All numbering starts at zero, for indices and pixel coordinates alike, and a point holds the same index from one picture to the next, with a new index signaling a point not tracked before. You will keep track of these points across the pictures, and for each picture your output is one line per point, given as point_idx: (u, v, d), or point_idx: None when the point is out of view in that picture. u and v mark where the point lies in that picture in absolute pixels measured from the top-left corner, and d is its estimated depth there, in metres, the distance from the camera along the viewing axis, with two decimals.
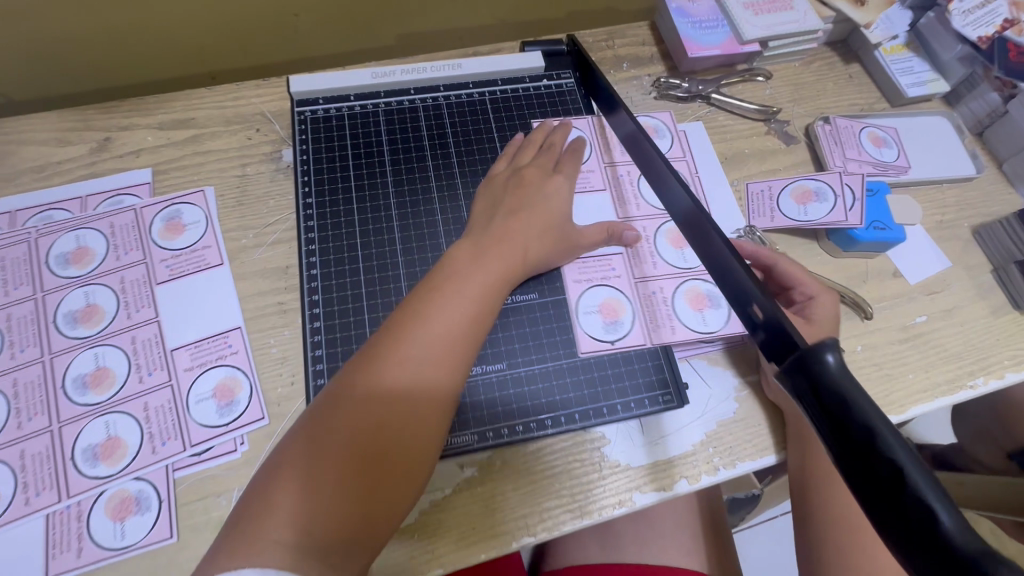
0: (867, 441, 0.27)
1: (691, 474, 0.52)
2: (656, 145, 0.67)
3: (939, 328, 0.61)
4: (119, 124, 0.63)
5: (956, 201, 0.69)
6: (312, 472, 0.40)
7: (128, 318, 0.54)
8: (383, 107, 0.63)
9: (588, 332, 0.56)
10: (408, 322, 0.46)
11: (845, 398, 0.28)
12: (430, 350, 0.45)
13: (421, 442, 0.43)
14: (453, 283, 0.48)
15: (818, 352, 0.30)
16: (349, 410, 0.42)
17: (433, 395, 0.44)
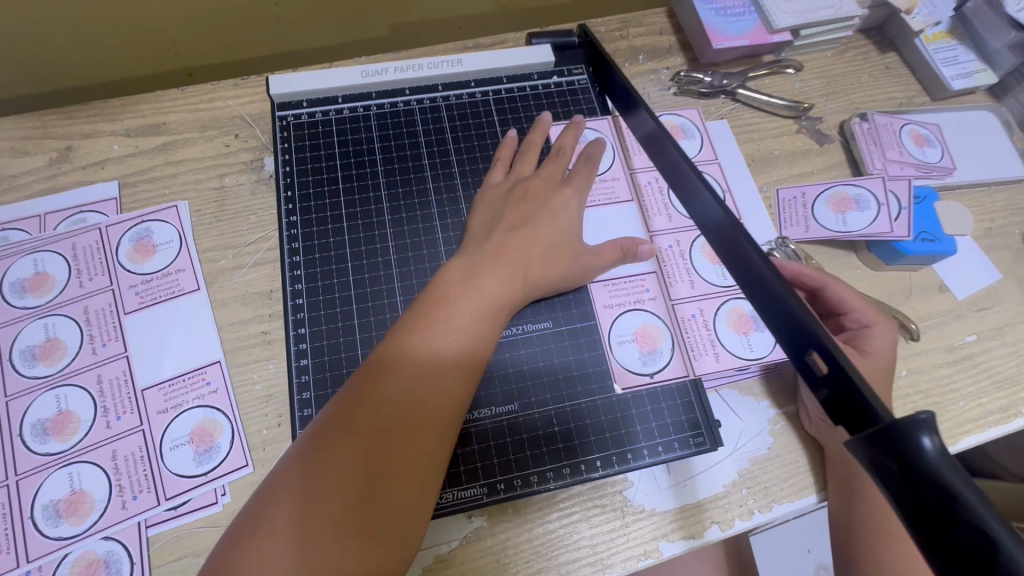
0: (984, 555, 0.22)
1: (723, 519, 0.47)
2: (683, 147, 0.61)
3: (990, 349, 0.56)
4: (81, 131, 0.57)
5: (1005, 205, 0.63)
6: (301, 526, 0.35)
7: (93, 353, 0.48)
8: (375, 109, 0.57)
9: (622, 363, 0.50)
10: (391, 357, 0.40)
11: (950, 494, 0.23)
12: (426, 380, 0.40)
13: (415, 493, 0.38)
14: (442, 308, 0.42)
15: (910, 432, 0.24)
16: (329, 463, 0.37)
17: (424, 438, 0.39)
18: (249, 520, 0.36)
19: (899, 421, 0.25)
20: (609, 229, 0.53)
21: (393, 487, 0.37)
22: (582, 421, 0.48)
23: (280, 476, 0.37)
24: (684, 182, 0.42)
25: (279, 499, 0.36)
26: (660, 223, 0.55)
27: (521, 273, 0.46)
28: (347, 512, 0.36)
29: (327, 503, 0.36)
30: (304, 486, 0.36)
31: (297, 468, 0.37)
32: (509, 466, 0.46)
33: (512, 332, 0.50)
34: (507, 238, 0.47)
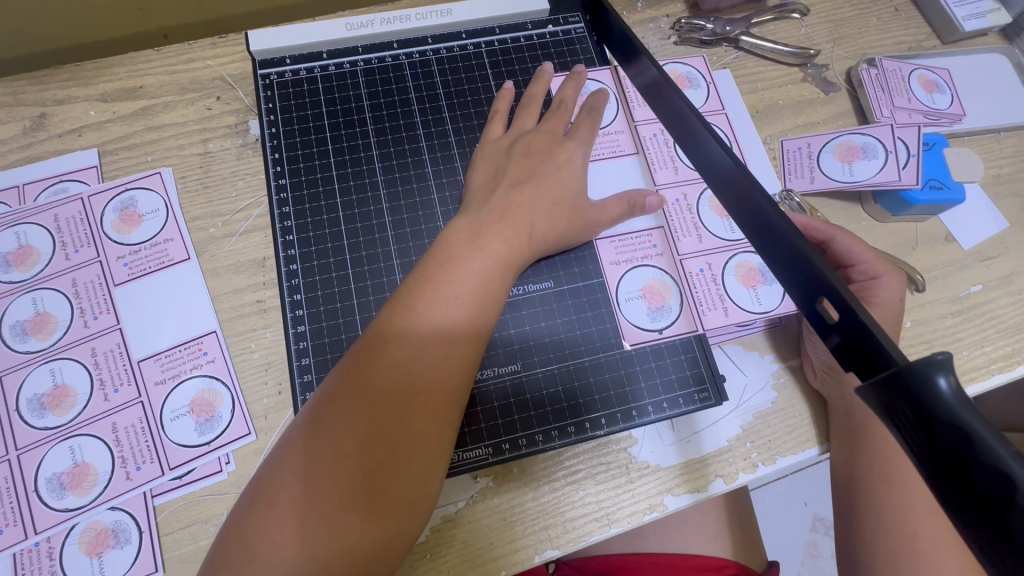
0: (1004, 496, 0.21)
1: (728, 473, 0.47)
2: (688, 96, 0.58)
3: (995, 298, 0.55)
4: (54, 96, 0.54)
5: (1015, 151, 0.61)
6: (306, 493, 0.35)
7: (85, 326, 0.47)
8: (363, 65, 0.54)
9: (630, 321, 0.49)
10: (396, 323, 0.39)
11: (967, 435, 0.22)
12: (428, 346, 0.39)
13: (423, 462, 0.38)
14: (446, 271, 0.41)
15: (924, 374, 0.24)
16: (336, 432, 0.36)
17: (431, 407, 0.38)
18: (261, 485, 0.37)
19: (913, 364, 0.24)
20: (611, 184, 0.52)
21: (400, 456, 0.37)
22: (587, 380, 0.48)
23: (291, 443, 0.38)
24: (694, 132, 0.40)
25: (290, 466, 0.36)
26: (665, 176, 0.53)
27: (524, 230, 0.44)
28: (355, 481, 0.36)
29: (335, 471, 0.36)
30: (313, 454, 0.36)
31: (304, 432, 0.37)
32: (514, 427, 0.46)
33: (515, 292, 0.49)
34: (509, 192, 0.46)
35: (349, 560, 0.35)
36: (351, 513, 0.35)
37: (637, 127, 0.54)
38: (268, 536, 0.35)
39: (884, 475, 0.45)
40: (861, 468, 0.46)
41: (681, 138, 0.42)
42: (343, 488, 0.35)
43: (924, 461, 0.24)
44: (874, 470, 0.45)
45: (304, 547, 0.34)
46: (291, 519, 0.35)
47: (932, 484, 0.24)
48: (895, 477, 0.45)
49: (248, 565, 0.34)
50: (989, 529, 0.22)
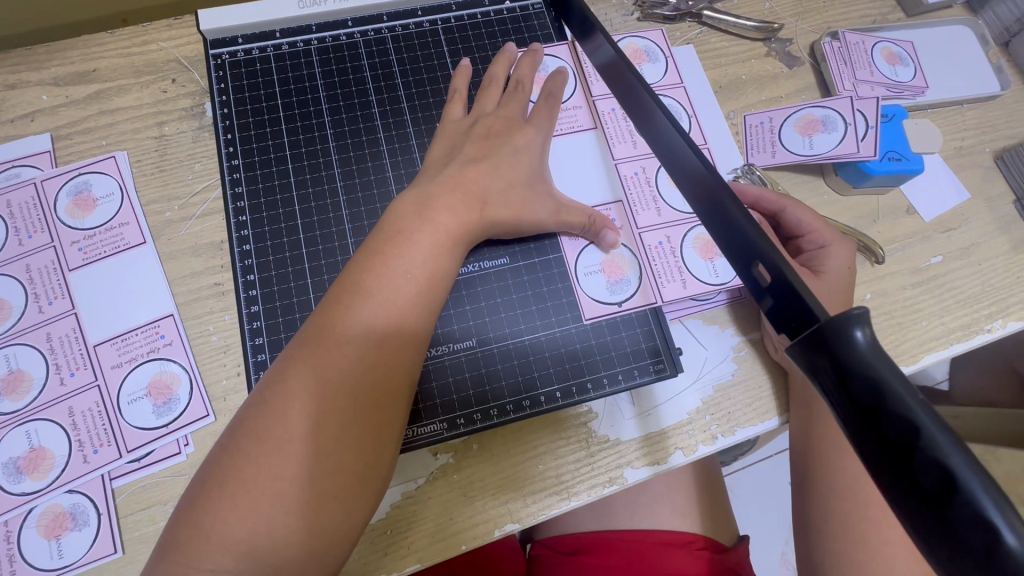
0: (909, 443, 0.22)
1: (687, 445, 0.48)
2: (646, 71, 0.58)
3: (955, 269, 0.56)
4: (5, 81, 0.53)
5: (978, 123, 0.61)
6: (250, 476, 0.35)
7: (40, 312, 0.46)
8: (316, 44, 0.53)
9: (590, 295, 0.49)
10: (347, 301, 0.39)
11: (877, 385, 0.23)
12: (377, 325, 0.39)
13: (376, 438, 0.38)
14: (395, 246, 0.41)
15: (842, 327, 0.24)
16: (288, 411, 0.36)
17: (383, 383, 0.38)
18: (211, 468, 0.36)
19: (832, 319, 0.24)
20: (568, 161, 0.52)
21: (353, 433, 0.37)
22: (541, 354, 0.48)
23: (242, 425, 0.37)
24: (639, 102, 0.39)
25: (240, 448, 0.36)
26: (623, 150, 0.53)
27: (475, 205, 0.44)
28: (308, 459, 0.36)
29: (287, 451, 0.35)
30: (264, 435, 0.36)
31: (249, 416, 0.37)
32: (469, 401, 0.46)
33: (470, 269, 0.49)
34: (460, 166, 0.45)
35: (305, 537, 0.35)
36: (305, 492, 0.35)
37: (595, 102, 0.54)
38: (220, 519, 0.34)
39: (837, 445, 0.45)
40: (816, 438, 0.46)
41: (627, 108, 0.42)
42: (295, 468, 0.35)
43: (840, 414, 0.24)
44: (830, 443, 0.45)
45: (259, 526, 0.34)
46: (241, 502, 0.35)
47: (849, 438, 0.24)
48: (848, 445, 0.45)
49: (202, 548, 0.34)
50: (898, 478, 0.22)
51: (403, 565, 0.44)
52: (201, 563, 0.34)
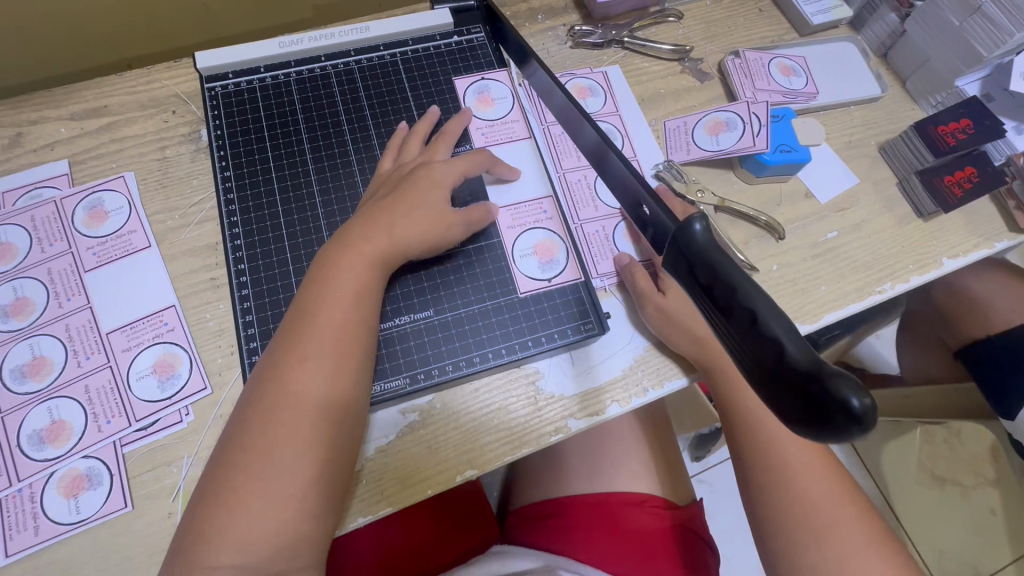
0: (730, 299, 0.28)
1: (622, 398, 0.55)
2: (588, 104, 0.69)
3: (848, 242, 0.65)
4: (29, 118, 0.62)
5: (863, 121, 0.72)
6: (236, 487, 0.43)
7: (59, 307, 0.54)
8: (295, 76, 0.63)
9: (526, 274, 0.58)
10: (300, 327, 0.47)
11: (711, 262, 0.30)
12: (326, 341, 0.47)
13: (340, 438, 0.46)
14: (334, 272, 0.49)
15: (686, 225, 0.31)
16: (266, 427, 0.44)
17: (337, 392, 0.46)
18: (208, 481, 0.44)
19: (681, 222, 0.32)
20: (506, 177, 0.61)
21: (319, 435, 0.45)
22: (489, 319, 0.56)
23: (230, 441, 0.45)
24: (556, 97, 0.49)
25: (230, 462, 0.44)
26: (571, 162, 0.65)
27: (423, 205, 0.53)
28: (289, 464, 0.43)
29: (272, 459, 0.43)
30: (251, 446, 0.44)
31: (233, 435, 0.45)
32: (427, 359, 0.54)
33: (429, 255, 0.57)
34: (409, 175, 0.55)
35: (289, 522, 0.43)
36: (286, 487, 0.43)
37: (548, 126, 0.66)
38: (221, 525, 0.42)
39: (747, 420, 0.56)
40: (761, 468, 0.54)
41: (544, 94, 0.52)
42: (275, 466, 0.43)
43: (735, 346, 0.28)
44: (733, 418, 0.57)
45: (256, 525, 0.42)
46: (232, 510, 0.42)
47: (702, 306, 0.31)
48: (766, 425, 0.55)
49: (208, 553, 0.41)
50: (724, 321, 0.29)
51: (379, 508, 0.51)
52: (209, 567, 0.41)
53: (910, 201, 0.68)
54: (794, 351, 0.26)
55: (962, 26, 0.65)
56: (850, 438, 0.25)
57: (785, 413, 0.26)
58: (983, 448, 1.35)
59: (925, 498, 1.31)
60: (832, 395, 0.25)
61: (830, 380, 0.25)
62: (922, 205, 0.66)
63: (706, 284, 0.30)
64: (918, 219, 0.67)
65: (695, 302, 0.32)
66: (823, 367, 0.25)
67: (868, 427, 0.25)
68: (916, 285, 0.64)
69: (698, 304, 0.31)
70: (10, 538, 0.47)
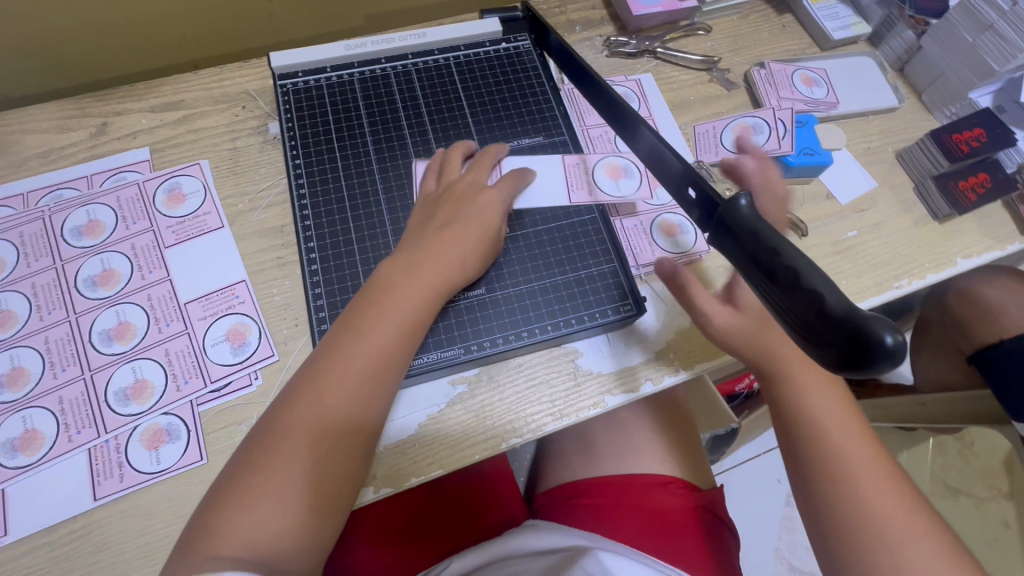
0: (773, 260, 0.33)
1: (655, 376, 0.60)
2: None
3: (867, 241, 0.69)
4: (113, 109, 0.68)
5: (881, 130, 0.76)
6: (263, 483, 0.45)
7: (143, 278, 0.59)
8: (358, 76, 0.69)
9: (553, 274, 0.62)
10: (377, 302, 0.52)
11: (755, 231, 0.34)
12: (375, 350, 0.50)
13: (369, 436, 0.50)
14: (388, 289, 0.52)
15: (732, 201, 0.36)
16: (312, 415, 0.47)
17: (376, 398, 0.50)
18: (233, 474, 0.45)
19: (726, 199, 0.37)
20: (534, 187, 0.64)
21: (349, 436, 0.48)
22: (536, 298, 0.60)
23: (264, 436, 0.47)
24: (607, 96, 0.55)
25: (257, 460, 0.46)
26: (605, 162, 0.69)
27: (465, 227, 0.56)
28: (314, 466, 0.46)
29: (311, 453, 0.46)
30: (282, 445, 0.46)
31: (265, 433, 0.47)
32: (479, 334, 0.58)
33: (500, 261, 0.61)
34: (457, 192, 0.59)
35: (302, 522, 0.45)
36: (306, 487, 0.46)
37: (589, 130, 0.72)
38: (239, 521, 0.43)
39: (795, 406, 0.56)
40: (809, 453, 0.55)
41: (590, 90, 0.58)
42: (303, 465, 0.46)
43: (777, 302, 0.33)
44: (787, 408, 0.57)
45: (268, 524, 0.44)
46: (251, 507, 0.44)
47: (747, 272, 0.35)
48: None
49: (225, 545, 0.42)
50: (768, 282, 0.33)
51: (430, 470, 0.55)
52: (213, 556, 0.41)
53: (926, 204, 0.72)
54: (833, 301, 0.30)
55: (975, 42, 0.70)
56: (881, 371, 0.29)
57: (825, 355, 0.31)
58: (998, 461, 1.36)
59: (938, 507, 1.33)
60: (869, 334, 0.29)
61: (865, 320, 0.29)
62: (937, 208, 0.70)
63: (751, 249, 0.34)
64: (933, 221, 0.71)
65: (739, 269, 0.36)
66: (858, 312, 0.29)
67: (897, 362, 0.29)
68: (932, 282, 0.68)
69: (742, 271, 0.36)
70: (97, 484, 0.51)
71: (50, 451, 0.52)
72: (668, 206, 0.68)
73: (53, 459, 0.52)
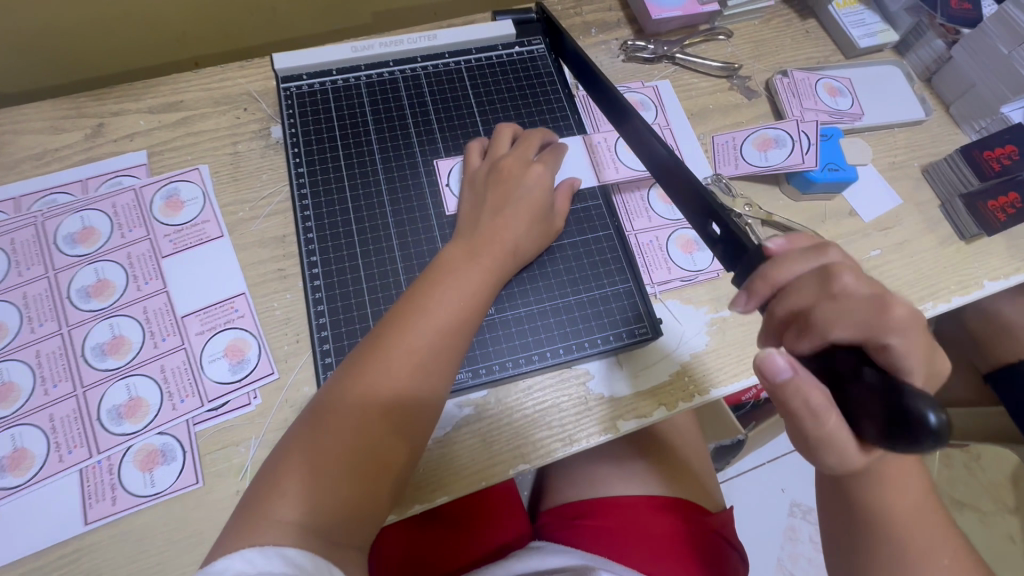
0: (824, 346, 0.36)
1: (669, 401, 0.57)
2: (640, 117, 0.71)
3: (891, 261, 0.67)
4: (110, 110, 0.65)
5: (907, 143, 0.74)
6: (322, 450, 0.42)
7: (138, 290, 0.57)
8: (364, 80, 0.66)
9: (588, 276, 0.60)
10: (436, 280, 0.50)
11: None
12: (445, 317, 0.48)
13: (429, 412, 0.47)
14: (452, 266, 0.51)
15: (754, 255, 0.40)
16: (376, 383, 0.45)
17: (442, 370, 0.48)
18: (290, 441, 0.43)
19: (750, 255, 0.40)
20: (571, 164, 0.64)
21: (413, 408, 0.46)
22: (548, 319, 0.58)
23: (326, 402, 0.45)
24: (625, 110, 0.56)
25: (317, 427, 0.43)
26: (611, 173, 0.64)
27: (518, 210, 0.55)
28: (375, 437, 0.44)
29: (372, 423, 0.44)
30: (342, 413, 0.44)
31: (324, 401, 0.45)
32: (488, 356, 0.56)
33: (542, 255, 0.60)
34: (505, 174, 0.57)
35: (355, 497, 0.42)
36: (363, 460, 0.43)
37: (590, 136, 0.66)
38: (293, 487, 0.41)
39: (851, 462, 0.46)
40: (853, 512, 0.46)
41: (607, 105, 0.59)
42: (361, 436, 0.43)
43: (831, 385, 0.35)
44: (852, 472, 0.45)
45: (322, 494, 0.41)
46: (307, 474, 0.41)
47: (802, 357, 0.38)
48: None
49: (277, 512, 0.40)
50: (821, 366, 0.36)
51: (435, 496, 0.53)
52: (272, 522, 0.39)
53: (952, 223, 0.69)
54: (878, 380, 0.31)
55: (1011, 55, 0.67)
56: (926, 448, 0.28)
57: (871, 431, 0.31)
58: (1006, 475, 1.34)
59: None
60: (909, 409, 0.28)
61: (904, 394, 0.29)
62: (964, 227, 0.68)
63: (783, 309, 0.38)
64: (960, 241, 0.68)
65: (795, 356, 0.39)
66: (899, 385, 0.30)
67: (945, 439, 0.28)
68: (957, 305, 0.66)
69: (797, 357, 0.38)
70: (89, 507, 0.49)
71: (40, 471, 0.50)
72: (684, 221, 0.65)
73: (43, 479, 0.50)
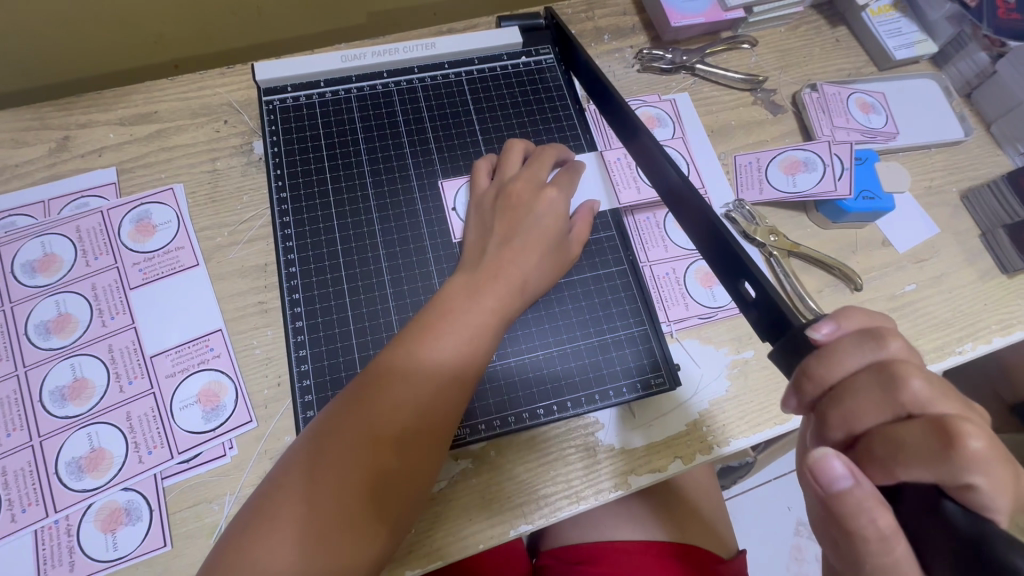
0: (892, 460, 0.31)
1: (686, 454, 0.52)
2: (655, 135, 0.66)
3: (926, 296, 0.61)
4: (77, 121, 0.60)
5: (945, 166, 0.68)
6: (301, 511, 0.38)
7: (103, 325, 0.52)
8: (355, 92, 0.60)
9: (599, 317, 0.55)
10: (432, 325, 0.44)
11: None
12: (442, 359, 0.43)
13: (427, 465, 0.42)
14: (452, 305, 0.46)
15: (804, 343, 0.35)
16: (365, 433, 0.40)
17: (440, 416, 0.42)
18: (267, 496, 0.39)
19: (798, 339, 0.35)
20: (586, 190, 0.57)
21: (408, 460, 0.41)
22: (555, 367, 0.53)
23: (308, 451, 0.40)
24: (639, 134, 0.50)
25: (296, 483, 0.39)
26: (629, 195, 0.58)
27: (526, 242, 0.50)
28: (361, 497, 0.39)
29: (358, 479, 0.39)
30: (326, 468, 0.39)
31: (305, 454, 0.40)
32: (489, 409, 0.51)
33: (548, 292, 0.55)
34: (513, 199, 0.52)
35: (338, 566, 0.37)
36: (348, 522, 0.38)
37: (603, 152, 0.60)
38: (267, 552, 0.36)
39: None
40: None
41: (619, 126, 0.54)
42: (346, 494, 0.38)
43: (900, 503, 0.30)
44: None
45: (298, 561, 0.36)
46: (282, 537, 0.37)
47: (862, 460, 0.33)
48: None
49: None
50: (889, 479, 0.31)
51: (428, 562, 0.48)
52: None
53: (994, 255, 0.63)
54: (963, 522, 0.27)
55: None
56: None
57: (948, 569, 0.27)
58: None
59: None
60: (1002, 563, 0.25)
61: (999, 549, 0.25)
62: (1008, 260, 0.62)
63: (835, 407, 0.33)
64: (1002, 275, 0.63)
65: None
66: (991, 536, 0.25)
67: None
68: (999, 346, 0.60)
69: None
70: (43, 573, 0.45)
71: None
72: None
73: None
